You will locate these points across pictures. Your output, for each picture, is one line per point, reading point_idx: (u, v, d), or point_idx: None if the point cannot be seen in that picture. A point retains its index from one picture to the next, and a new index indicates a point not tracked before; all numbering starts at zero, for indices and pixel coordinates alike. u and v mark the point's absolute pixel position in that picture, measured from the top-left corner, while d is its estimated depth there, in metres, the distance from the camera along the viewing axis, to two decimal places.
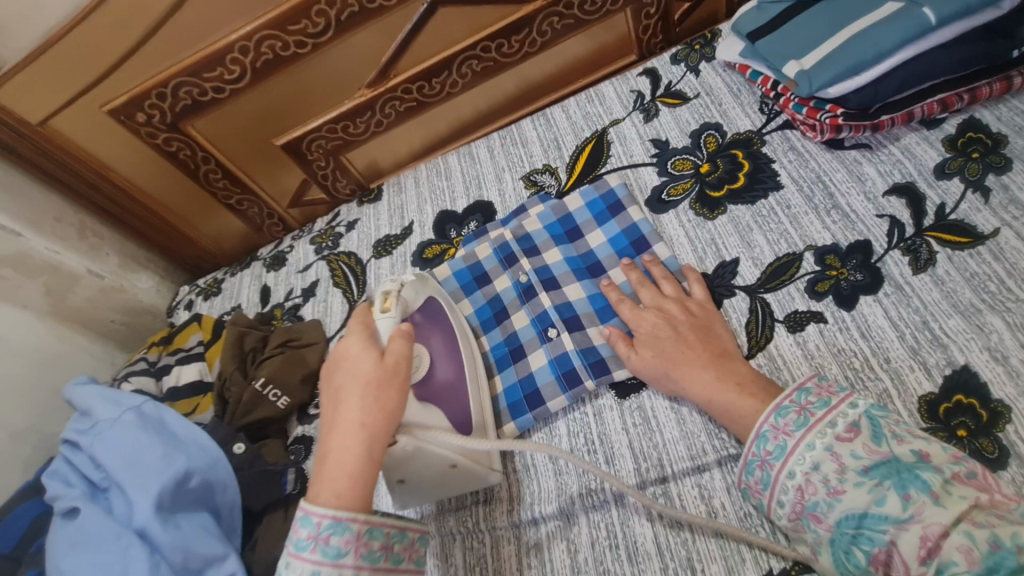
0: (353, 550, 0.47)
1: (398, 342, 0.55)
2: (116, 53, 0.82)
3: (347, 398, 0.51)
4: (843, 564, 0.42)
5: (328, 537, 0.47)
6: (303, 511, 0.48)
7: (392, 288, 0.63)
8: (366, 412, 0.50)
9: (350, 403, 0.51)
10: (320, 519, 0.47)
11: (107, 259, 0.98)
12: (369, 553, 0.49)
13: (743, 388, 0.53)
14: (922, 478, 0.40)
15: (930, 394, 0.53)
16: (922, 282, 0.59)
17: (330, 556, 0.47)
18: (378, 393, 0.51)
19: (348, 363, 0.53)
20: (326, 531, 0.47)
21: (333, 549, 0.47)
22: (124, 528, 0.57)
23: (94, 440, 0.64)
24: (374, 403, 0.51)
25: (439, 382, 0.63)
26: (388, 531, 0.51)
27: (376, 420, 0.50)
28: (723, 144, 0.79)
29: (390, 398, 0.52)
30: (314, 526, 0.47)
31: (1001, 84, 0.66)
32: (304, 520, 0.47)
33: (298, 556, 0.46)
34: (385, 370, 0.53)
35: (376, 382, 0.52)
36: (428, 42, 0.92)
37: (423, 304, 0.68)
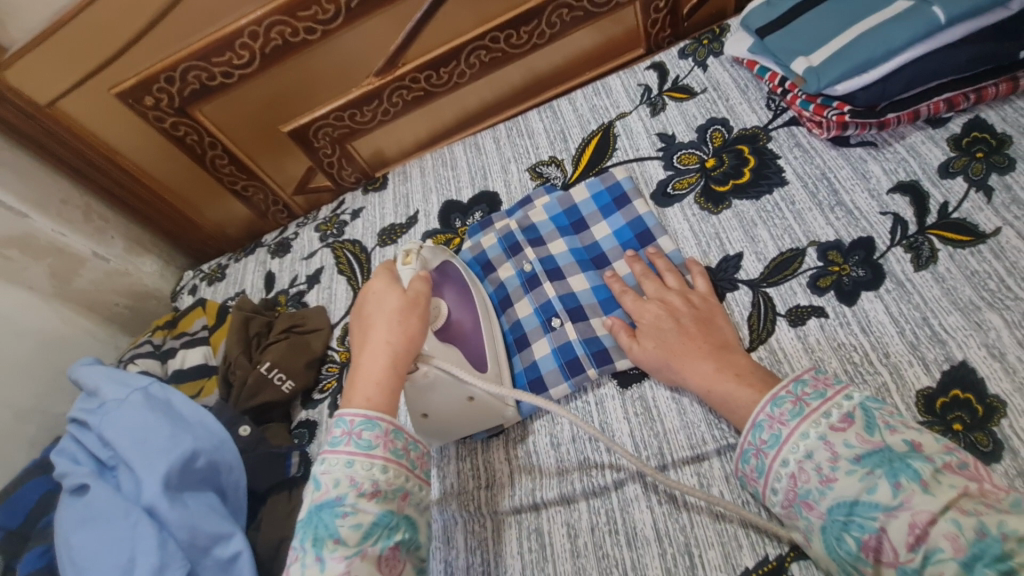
0: (382, 444, 0.50)
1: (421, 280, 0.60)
2: (126, 35, 0.82)
3: (375, 322, 0.56)
4: (835, 551, 0.43)
5: (360, 431, 0.50)
6: (337, 414, 0.52)
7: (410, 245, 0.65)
8: (391, 332, 0.56)
9: (377, 326, 0.56)
10: (354, 416, 0.51)
11: (112, 243, 0.98)
12: (397, 449, 0.51)
13: (742, 378, 0.54)
14: (912, 467, 0.41)
15: (928, 388, 0.54)
16: (923, 280, 0.60)
17: (362, 448, 0.50)
18: (401, 317, 0.56)
19: (375, 295, 0.58)
20: (358, 427, 0.50)
21: (365, 440, 0.50)
22: (133, 505, 0.58)
23: (102, 418, 0.65)
24: (398, 326, 0.56)
25: (456, 328, 0.65)
26: (411, 437, 0.54)
27: (399, 339, 0.55)
28: (729, 139, 0.79)
29: (415, 322, 0.57)
30: (347, 423, 0.51)
31: (1007, 85, 0.67)
32: (338, 420, 0.51)
33: (333, 450, 0.50)
34: (410, 300, 0.58)
35: (400, 308, 0.57)
36: (437, 31, 0.92)
37: (440, 263, 0.68)
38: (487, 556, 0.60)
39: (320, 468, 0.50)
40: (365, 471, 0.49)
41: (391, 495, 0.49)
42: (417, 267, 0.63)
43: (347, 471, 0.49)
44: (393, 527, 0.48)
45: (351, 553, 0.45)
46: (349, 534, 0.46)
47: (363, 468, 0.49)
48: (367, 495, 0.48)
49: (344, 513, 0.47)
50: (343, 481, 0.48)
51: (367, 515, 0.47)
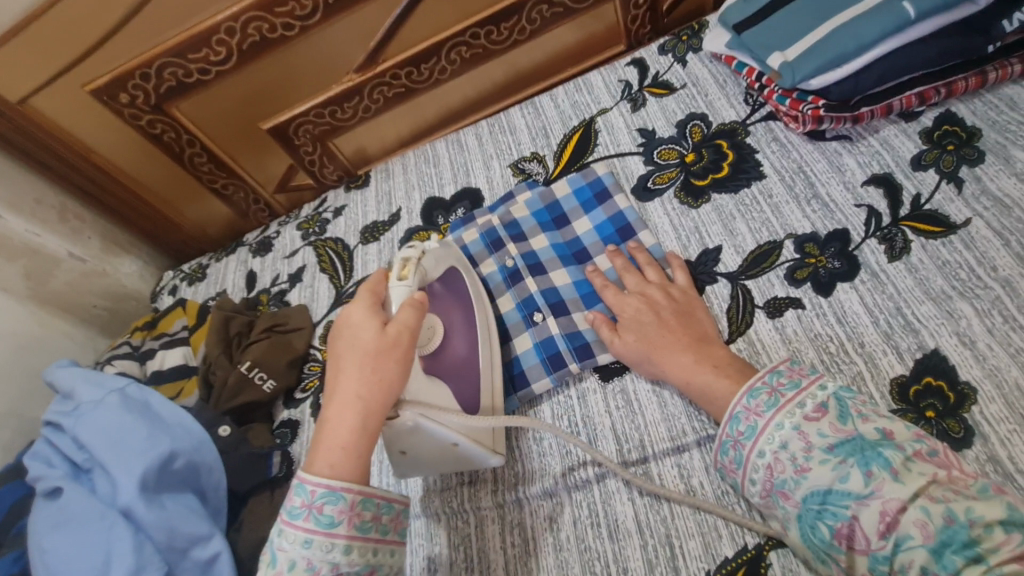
0: (346, 521, 0.49)
1: (405, 313, 0.56)
2: (100, 31, 0.81)
3: (346, 367, 0.53)
4: (809, 538, 0.44)
5: (321, 505, 0.49)
6: (299, 479, 0.50)
7: (411, 253, 0.63)
8: (362, 383, 0.52)
9: (350, 373, 0.53)
10: (315, 487, 0.49)
11: (88, 243, 0.96)
12: (362, 523, 0.50)
13: (720, 370, 0.55)
14: (883, 456, 0.42)
15: (901, 377, 0.55)
16: (896, 270, 0.61)
17: (323, 525, 0.48)
18: (375, 365, 0.53)
19: (352, 333, 0.55)
20: (319, 501, 0.49)
21: (326, 517, 0.48)
22: (109, 508, 0.57)
23: (77, 421, 0.64)
24: (372, 376, 0.53)
25: (449, 353, 0.63)
26: (382, 500, 0.52)
27: (372, 392, 0.52)
28: (708, 133, 0.80)
29: (389, 371, 0.53)
30: (308, 494, 0.49)
31: (976, 79, 0.68)
32: (299, 488, 0.49)
33: (292, 524, 0.49)
34: (386, 342, 0.54)
35: (375, 353, 0.53)
36: (417, 27, 0.91)
37: (444, 272, 0.68)
38: (470, 553, 0.60)
39: (278, 542, 0.49)
40: (324, 553, 0.48)
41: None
42: (412, 284, 0.60)
43: (305, 552, 0.48)
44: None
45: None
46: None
47: (323, 549, 0.48)
48: None
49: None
50: (299, 564, 0.48)
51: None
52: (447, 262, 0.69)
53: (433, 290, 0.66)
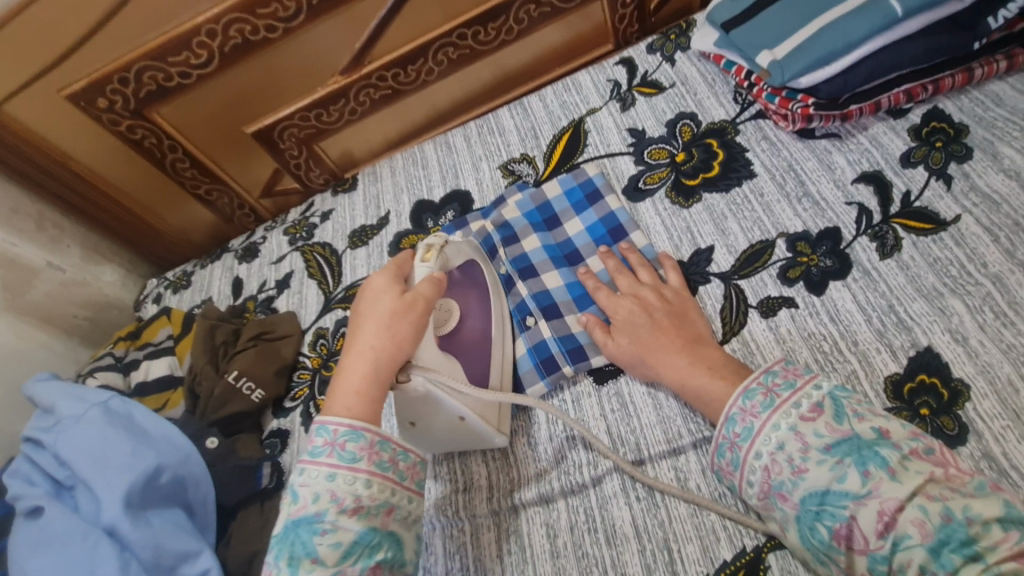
0: (367, 456, 0.50)
1: (427, 284, 0.57)
2: (76, 34, 0.79)
3: (363, 325, 0.54)
4: (808, 540, 0.43)
5: (344, 443, 0.49)
6: (320, 421, 0.50)
7: (435, 239, 0.63)
8: (379, 337, 0.54)
9: (367, 328, 0.54)
10: (337, 426, 0.50)
11: (67, 252, 0.94)
12: (381, 461, 0.50)
13: (715, 371, 0.54)
14: (880, 455, 0.41)
15: (895, 374, 0.55)
16: (888, 268, 0.61)
17: (345, 461, 0.49)
18: (391, 323, 0.54)
19: (372, 297, 0.56)
20: (342, 438, 0.49)
21: (349, 454, 0.49)
22: (92, 526, 0.56)
23: (58, 437, 0.62)
24: (387, 332, 0.54)
25: (465, 334, 0.64)
26: (400, 446, 0.53)
27: (385, 346, 0.53)
28: (698, 133, 0.80)
29: (405, 330, 0.54)
30: (330, 433, 0.50)
31: (962, 76, 0.68)
32: (321, 429, 0.50)
33: (314, 461, 0.49)
34: (404, 304, 0.55)
35: (391, 312, 0.55)
36: (401, 28, 0.90)
37: (464, 263, 0.67)
38: (467, 561, 0.59)
39: (300, 480, 0.49)
40: (347, 486, 0.48)
41: (373, 511, 0.49)
42: (434, 267, 0.60)
43: (328, 486, 0.48)
44: (375, 545, 0.48)
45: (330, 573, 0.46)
46: (328, 553, 0.46)
47: (346, 482, 0.48)
48: (348, 512, 0.48)
49: (323, 530, 0.47)
50: (323, 495, 0.48)
51: (348, 533, 0.47)
52: (467, 253, 0.68)
53: (452, 277, 0.66)
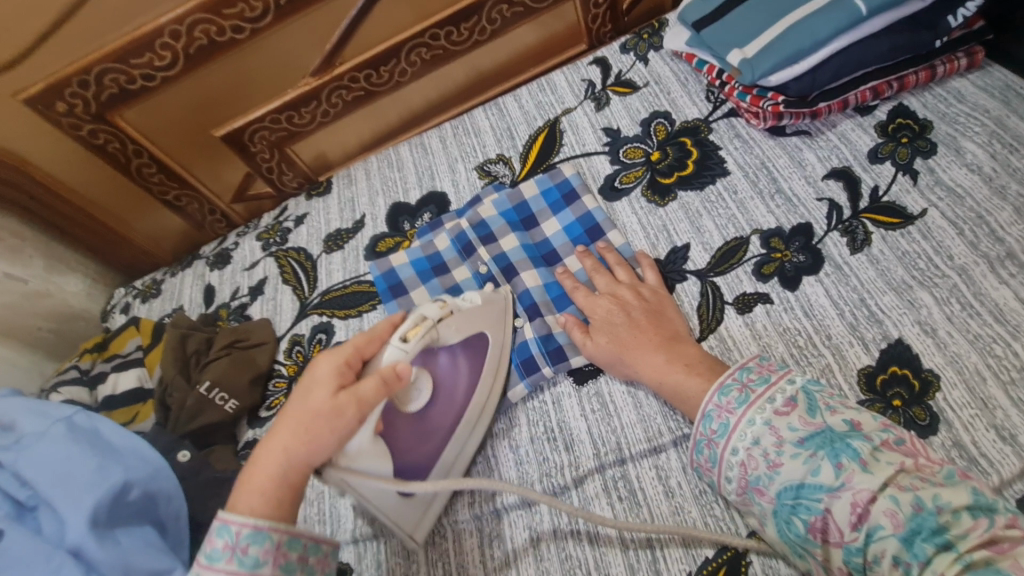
0: (271, 561, 0.44)
1: (373, 383, 0.49)
2: (32, 36, 0.76)
3: (288, 416, 0.48)
4: (785, 534, 0.44)
5: (246, 546, 0.44)
6: (220, 520, 0.45)
7: (431, 313, 0.57)
8: (294, 436, 0.47)
9: (288, 422, 0.48)
10: (239, 528, 0.44)
11: (29, 262, 0.89)
12: (289, 563, 0.45)
13: (692, 368, 0.55)
14: (852, 447, 0.42)
15: (868, 366, 0.55)
16: (859, 262, 0.62)
17: (247, 566, 0.43)
18: (310, 428, 0.47)
19: (307, 384, 0.50)
20: (244, 541, 0.44)
21: (251, 558, 0.44)
22: (56, 548, 0.53)
23: (18, 455, 0.59)
24: (305, 437, 0.47)
25: (430, 420, 0.58)
26: (312, 540, 0.48)
27: (297, 452, 0.47)
28: (672, 131, 0.80)
29: (324, 437, 0.47)
30: (231, 535, 0.44)
31: (925, 73, 0.70)
32: (221, 529, 0.44)
33: (209, 567, 0.43)
34: (333, 409, 0.48)
35: (315, 412, 0.48)
36: (373, 29, 0.88)
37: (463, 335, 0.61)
38: (449, 567, 0.58)
39: None
40: None
41: None
42: (407, 350, 0.53)
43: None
44: None
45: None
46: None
47: None
48: None
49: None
50: None
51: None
52: (473, 329, 0.62)
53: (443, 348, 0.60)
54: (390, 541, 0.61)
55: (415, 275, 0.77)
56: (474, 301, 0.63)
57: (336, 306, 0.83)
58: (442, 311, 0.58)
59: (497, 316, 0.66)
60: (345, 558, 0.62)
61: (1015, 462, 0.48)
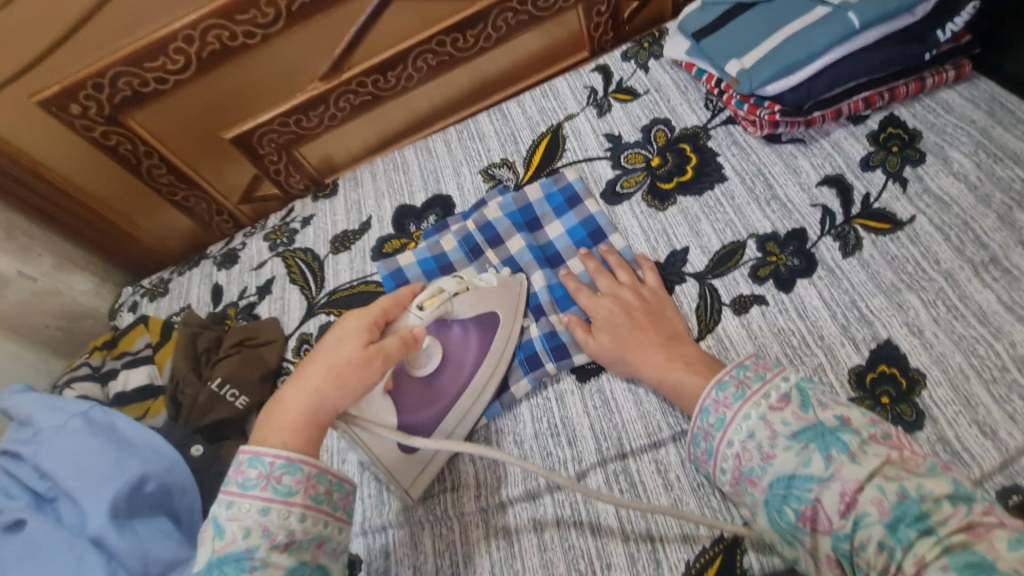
0: (303, 490, 0.49)
1: (397, 339, 0.55)
2: (48, 40, 0.77)
3: (318, 361, 0.53)
4: (776, 522, 0.46)
5: (280, 475, 0.48)
6: (253, 453, 0.49)
7: (448, 287, 0.61)
8: (326, 381, 0.52)
9: (318, 367, 0.52)
10: (274, 458, 0.48)
11: (39, 260, 0.91)
12: (318, 495, 0.49)
13: (691, 366, 0.57)
14: (842, 440, 0.44)
15: (858, 366, 0.58)
16: (851, 265, 0.64)
17: (280, 494, 0.48)
18: (340, 374, 0.52)
19: (338, 336, 0.54)
20: (278, 470, 0.48)
21: (284, 487, 0.48)
22: (77, 537, 0.55)
23: (38, 448, 0.61)
24: (334, 381, 0.52)
25: (438, 385, 0.63)
26: (336, 477, 0.52)
27: (327, 394, 0.51)
28: (672, 138, 0.83)
29: (352, 384, 0.52)
30: (265, 466, 0.48)
31: (915, 84, 0.73)
32: (255, 460, 0.48)
33: (245, 495, 0.47)
34: (361, 360, 0.53)
35: (346, 361, 0.52)
36: (381, 35, 0.91)
37: (479, 310, 0.65)
38: (456, 558, 0.60)
39: (229, 514, 0.47)
40: (281, 520, 0.47)
41: (306, 545, 0.48)
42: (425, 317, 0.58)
43: (260, 520, 0.47)
44: None
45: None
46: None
47: (279, 516, 0.47)
48: (280, 547, 0.47)
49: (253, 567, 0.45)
50: (254, 530, 0.46)
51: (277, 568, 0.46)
52: (486, 305, 0.66)
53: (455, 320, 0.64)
54: (398, 533, 0.63)
55: (421, 274, 0.79)
56: (490, 282, 0.66)
57: (343, 306, 0.85)
58: (459, 286, 0.62)
59: (512, 302, 0.69)
60: (353, 550, 0.63)
61: (995, 456, 0.51)
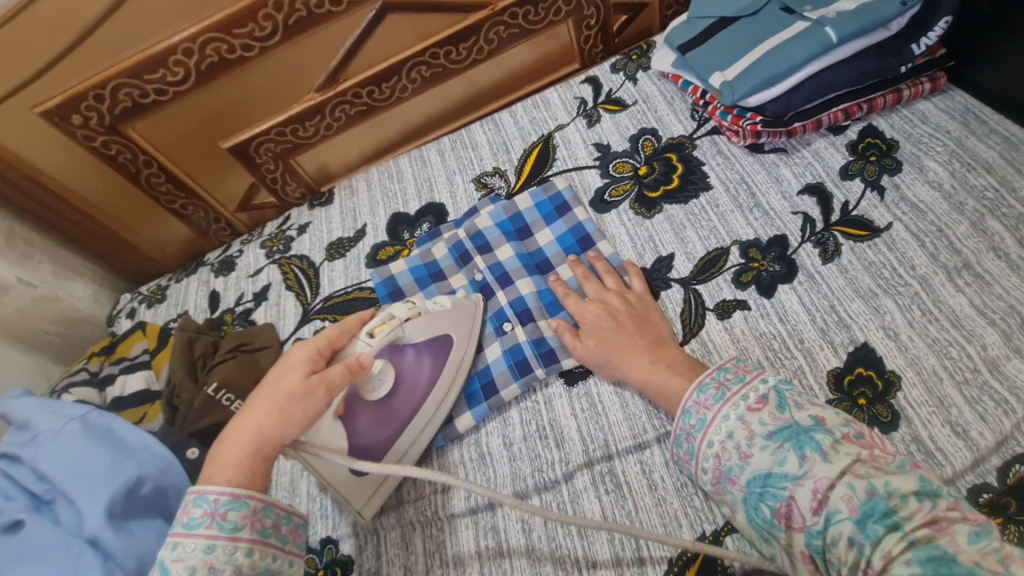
0: (249, 524, 0.48)
1: (341, 368, 0.55)
2: (51, 54, 0.79)
3: (262, 396, 0.54)
4: (754, 519, 0.47)
5: (225, 512, 0.47)
6: (195, 492, 0.48)
7: (399, 313, 0.62)
8: (269, 414, 0.52)
9: (262, 401, 0.53)
10: (218, 495, 0.48)
11: (39, 267, 0.92)
12: (264, 528, 0.49)
13: (674, 369, 0.59)
14: (815, 439, 0.46)
15: (837, 368, 0.60)
16: (830, 271, 0.66)
17: (225, 530, 0.47)
18: (283, 407, 0.53)
19: (281, 369, 0.55)
20: (222, 507, 0.47)
21: (229, 522, 0.47)
22: (73, 538, 0.56)
23: (36, 451, 0.62)
24: (277, 414, 0.52)
25: (392, 406, 0.64)
26: (283, 511, 0.51)
27: (271, 426, 0.52)
28: (658, 147, 0.85)
29: (296, 415, 0.53)
30: (210, 503, 0.47)
31: (893, 96, 0.75)
32: (198, 499, 0.47)
33: (189, 534, 0.46)
34: (303, 390, 0.53)
35: (287, 395, 0.53)
36: (376, 47, 0.93)
37: (432, 334, 0.66)
38: (445, 559, 0.61)
39: (172, 557, 0.46)
40: (227, 556, 0.46)
41: None
42: (373, 344, 0.59)
43: (205, 558, 0.46)
44: None
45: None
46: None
47: (225, 552, 0.46)
48: None
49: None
50: (199, 569, 0.45)
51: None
52: (439, 329, 0.67)
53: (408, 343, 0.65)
54: (390, 534, 0.65)
55: (412, 282, 0.81)
56: (443, 305, 0.67)
57: (338, 312, 0.87)
58: (410, 311, 0.63)
59: (465, 323, 0.70)
60: (344, 552, 0.65)
61: (967, 455, 0.52)
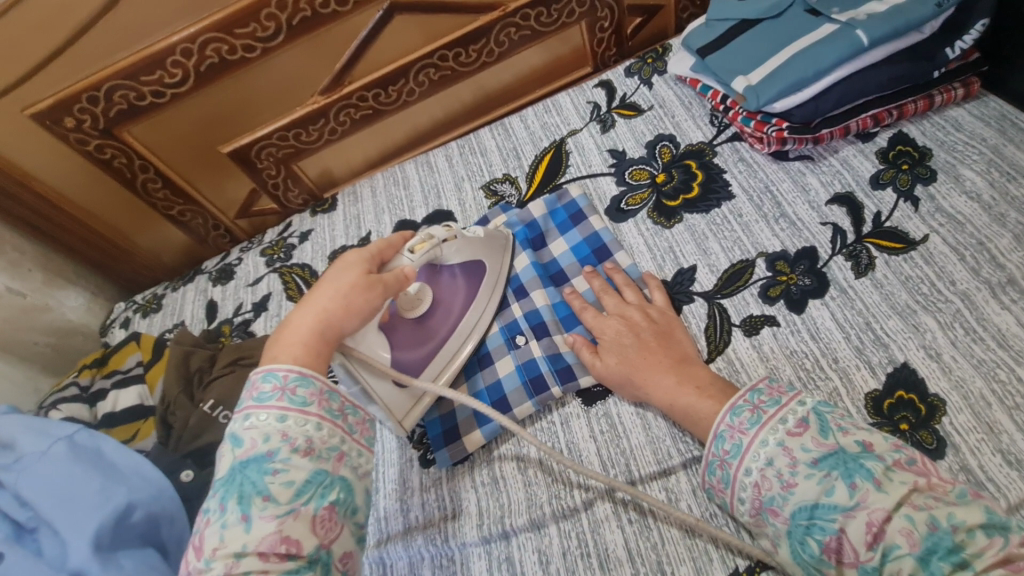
0: (317, 401, 0.47)
1: (396, 273, 0.56)
2: (44, 51, 0.76)
3: (324, 286, 0.53)
4: (799, 555, 0.44)
5: (294, 387, 0.47)
6: (264, 371, 0.48)
7: (437, 234, 0.63)
8: (334, 300, 0.52)
9: (326, 289, 0.52)
10: (286, 371, 0.47)
11: (29, 275, 0.87)
12: (331, 408, 0.48)
13: (703, 390, 0.55)
14: (866, 467, 0.42)
15: (875, 390, 0.56)
16: (864, 286, 0.63)
17: (296, 404, 0.46)
18: (349, 295, 0.52)
19: (337, 266, 0.55)
20: (292, 383, 0.47)
21: (299, 397, 0.47)
22: (57, 572, 0.52)
23: (19, 475, 0.58)
24: (343, 299, 0.52)
25: (430, 325, 0.65)
26: (347, 400, 0.50)
27: (335, 312, 0.51)
28: (677, 154, 0.82)
29: (359, 305, 0.53)
30: (279, 379, 0.47)
31: (924, 102, 0.72)
32: (268, 375, 0.47)
33: (261, 406, 0.46)
34: (367, 283, 0.54)
35: (350, 286, 0.53)
36: (383, 49, 0.90)
37: (467, 258, 0.68)
38: None
39: (245, 426, 0.45)
40: (299, 427, 0.46)
41: (325, 454, 0.46)
42: (419, 259, 0.60)
43: (278, 427, 0.45)
44: (328, 485, 0.45)
45: (283, 512, 0.42)
46: (280, 492, 0.43)
47: (297, 424, 0.46)
48: (301, 452, 0.45)
49: (275, 470, 0.43)
50: (273, 436, 0.45)
51: (300, 471, 0.44)
52: (473, 253, 0.69)
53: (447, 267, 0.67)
54: (398, 563, 0.61)
55: None
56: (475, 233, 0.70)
57: None
58: (448, 233, 0.65)
59: (499, 248, 0.72)
60: None
61: (1022, 487, 0.49)
